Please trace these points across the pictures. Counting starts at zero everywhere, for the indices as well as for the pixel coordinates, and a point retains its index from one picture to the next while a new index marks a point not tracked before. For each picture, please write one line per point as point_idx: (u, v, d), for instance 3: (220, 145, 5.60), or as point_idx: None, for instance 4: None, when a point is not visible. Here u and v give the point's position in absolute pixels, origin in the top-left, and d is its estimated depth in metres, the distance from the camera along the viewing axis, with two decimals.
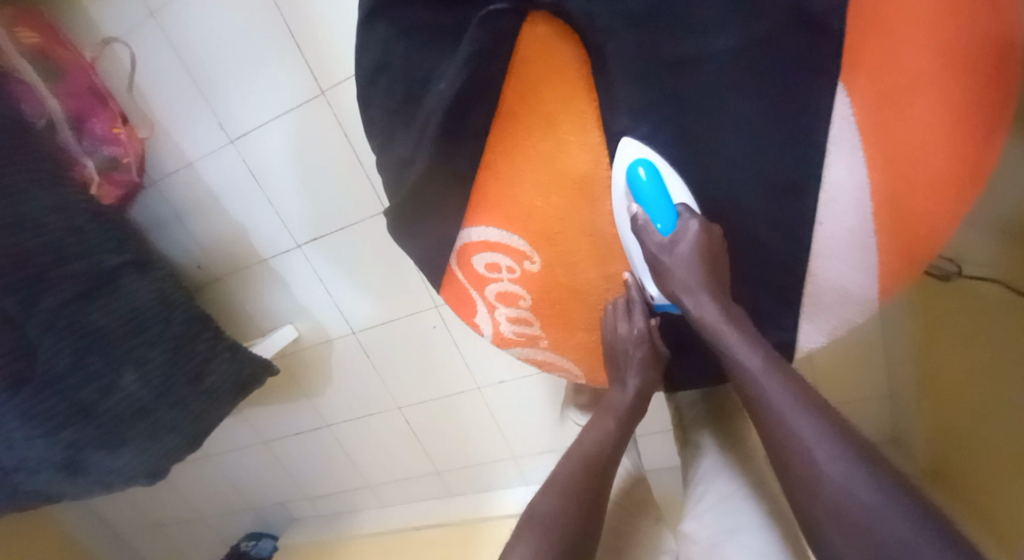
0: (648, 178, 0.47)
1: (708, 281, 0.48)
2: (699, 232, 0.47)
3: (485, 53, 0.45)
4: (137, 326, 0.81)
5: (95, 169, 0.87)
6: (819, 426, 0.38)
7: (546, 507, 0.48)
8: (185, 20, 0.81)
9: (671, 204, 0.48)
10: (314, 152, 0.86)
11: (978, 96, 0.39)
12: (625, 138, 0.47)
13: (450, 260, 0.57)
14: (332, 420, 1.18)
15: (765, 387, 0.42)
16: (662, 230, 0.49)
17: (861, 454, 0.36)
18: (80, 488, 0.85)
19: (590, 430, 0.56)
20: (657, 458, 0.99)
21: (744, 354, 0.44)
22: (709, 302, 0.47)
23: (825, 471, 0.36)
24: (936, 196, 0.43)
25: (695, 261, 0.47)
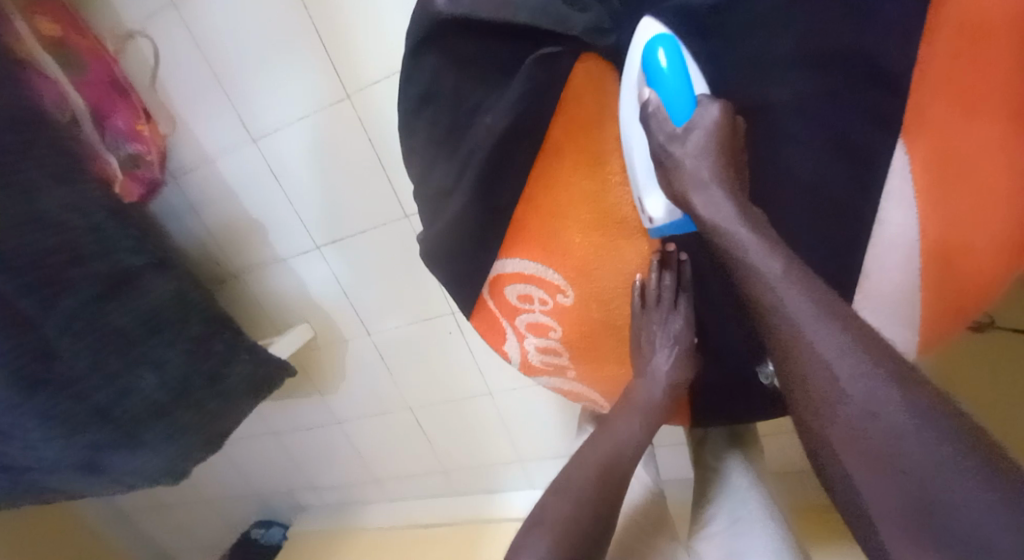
0: (670, 60, 0.41)
1: (724, 173, 0.40)
2: (719, 118, 0.40)
3: (538, 94, 0.44)
4: (154, 327, 0.81)
5: (117, 166, 0.86)
6: (846, 347, 0.34)
7: (559, 510, 0.50)
8: (209, 16, 0.79)
9: (692, 92, 0.42)
10: (337, 154, 0.85)
11: None
12: (647, 18, 0.42)
13: (481, 289, 0.56)
14: (342, 416, 1.19)
15: (782, 294, 0.37)
16: (675, 120, 0.42)
17: (893, 372, 0.32)
18: (96, 486, 0.86)
19: (617, 428, 0.56)
20: (671, 469, 1.00)
21: (757, 250, 0.38)
22: (721, 197, 0.40)
23: (846, 390, 0.33)
24: (992, 261, 0.41)
25: (711, 145, 0.40)
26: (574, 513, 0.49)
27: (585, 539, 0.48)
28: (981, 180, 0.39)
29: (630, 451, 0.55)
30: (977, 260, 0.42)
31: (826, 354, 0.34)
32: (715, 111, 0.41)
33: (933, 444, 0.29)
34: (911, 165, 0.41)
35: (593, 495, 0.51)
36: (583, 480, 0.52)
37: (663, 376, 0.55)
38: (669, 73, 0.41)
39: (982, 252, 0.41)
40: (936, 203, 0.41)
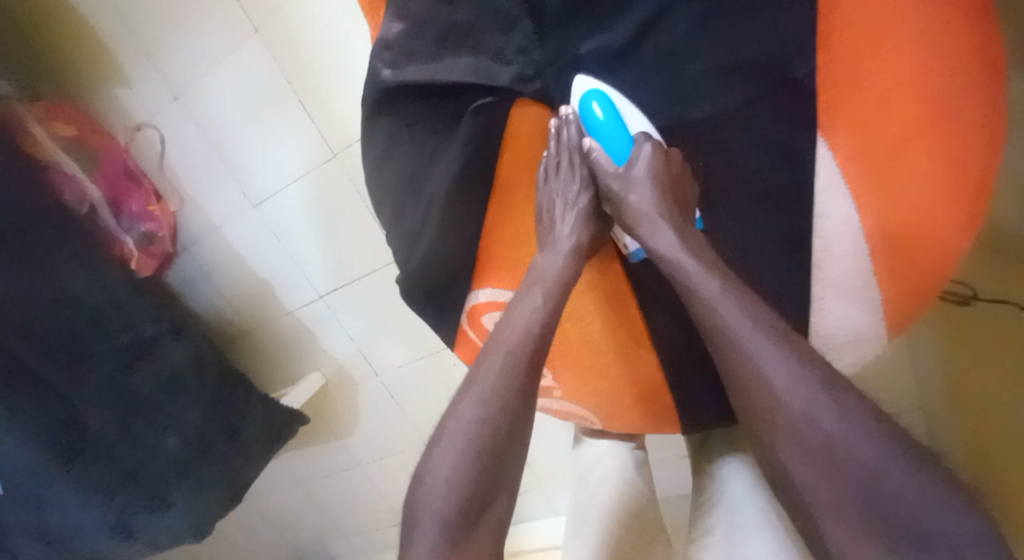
0: (603, 113, 0.46)
1: (665, 201, 0.44)
2: (653, 157, 0.44)
3: (480, 140, 0.48)
4: (175, 390, 0.86)
5: (133, 245, 0.92)
6: (782, 354, 0.36)
7: (468, 405, 0.44)
8: (204, 99, 0.87)
9: (628, 132, 0.47)
10: (331, 209, 0.90)
11: (972, 139, 0.40)
12: (577, 76, 0.47)
13: (461, 319, 0.59)
14: (363, 458, 1.22)
15: (719, 309, 0.38)
16: (616, 160, 0.48)
17: (826, 376, 0.35)
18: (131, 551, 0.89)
19: (518, 305, 0.47)
20: (669, 483, 0.98)
21: (693, 267, 0.41)
22: (664, 230, 0.43)
23: (784, 399, 0.35)
24: (943, 236, 0.43)
25: (650, 180, 0.44)
26: (476, 420, 0.43)
27: (492, 438, 0.43)
28: (917, 164, 0.41)
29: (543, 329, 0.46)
30: (933, 240, 0.43)
31: (764, 363, 0.36)
32: (647, 154, 0.45)
33: (874, 447, 0.32)
34: (836, 158, 0.44)
35: (499, 388, 0.44)
36: (487, 378, 0.45)
37: (565, 241, 0.49)
38: (603, 122, 0.47)
39: (938, 231, 0.43)
40: (875, 198, 0.43)
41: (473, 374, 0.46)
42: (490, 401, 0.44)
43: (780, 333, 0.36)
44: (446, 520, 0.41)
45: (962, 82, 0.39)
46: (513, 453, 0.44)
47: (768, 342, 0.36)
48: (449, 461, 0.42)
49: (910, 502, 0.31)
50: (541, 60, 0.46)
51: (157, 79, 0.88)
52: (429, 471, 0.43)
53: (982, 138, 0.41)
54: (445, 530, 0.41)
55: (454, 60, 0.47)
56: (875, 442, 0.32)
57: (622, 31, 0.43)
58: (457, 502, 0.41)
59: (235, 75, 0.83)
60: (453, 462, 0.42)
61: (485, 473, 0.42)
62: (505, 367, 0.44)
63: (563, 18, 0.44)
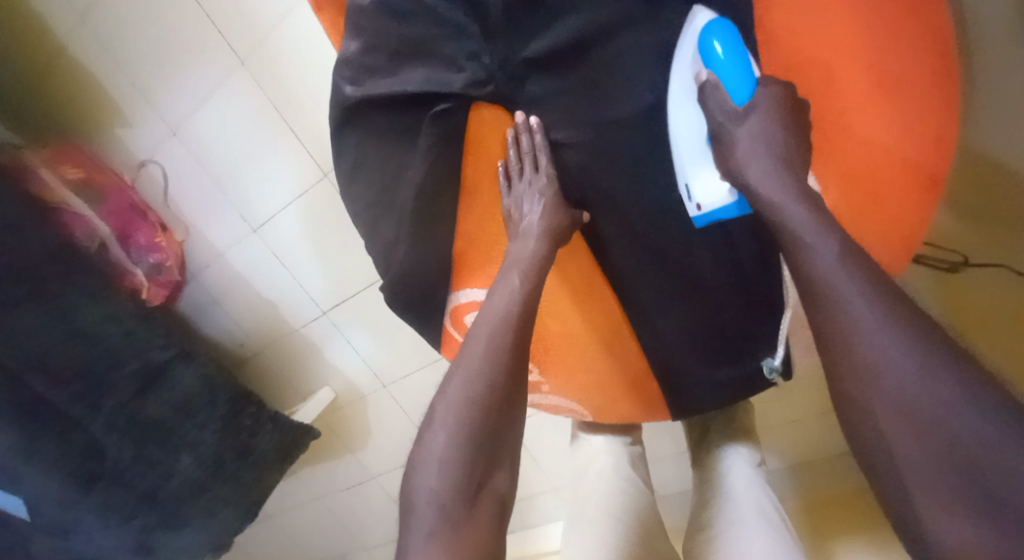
0: (725, 50, 0.42)
1: (785, 153, 0.41)
2: (780, 99, 0.42)
3: (442, 145, 0.51)
4: (187, 412, 0.90)
5: (142, 276, 0.96)
6: (860, 281, 0.32)
7: (456, 383, 0.45)
8: (200, 133, 0.91)
9: (751, 72, 0.43)
10: (326, 228, 0.94)
11: (926, 104, 0.41)
12: (699, 6, 0.44)
13: (444, 321, 0.61)
14: (376, 471, 1.24)
15: (815, 247, 0.35)
16: (735, 100, 0.43)
17: (900, 306, 0.31)
18: None
19: (496, 292, 0.49)
20: (672, 479, 0.98)
21: (780, 195, 0.39)
22: (772, 170, 0.40)
23: (856, 320, 0.31)
24: (907, 200, 0.44)
25: (768, 127, 0.41)
26: (467, 398, 0.44)
27: (483, 415, 0.43)
28: (865, 136, 0.43)
29: (521, 309, 0.48)
30: (895, 209, 0.44)
31: (847, 304, 0.32)
32: (774, 92, 0.42)
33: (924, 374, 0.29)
34: None
35: (486, 363, 0.45)
36: (472, 359, 0.46)
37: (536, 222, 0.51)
38: (724, 59, 0.43)
39: (897, 200, 0.44)
40: (832, 173, 0.45)
41: (459, 360, 0.47)
42: (477, 380, 0.45)
43: (866, 267, 0.33)
44: (440, 498, 0.41)
45: (901, 52, 0.40)
46: (504, 432, 0.45)
47: (855, 276, 0.32)
48: (440, 439, 0.43)
49: (1000, 460, 0.26)
50: (494, 62, 0.47)
51: (158, 120, 0.92)
52: (423, 453, 0.44)
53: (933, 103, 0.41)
54: (438, 510, 0.41)
55: (411, 73, 0.49)
56: (953, 393, 0.28)
57: (563, 30, 0.44)
58: (452, 481, 0.41)
59: (228, 109, 0.87)
60: (443, 439, 0.43)
61: (477, 449, 0.43)
62: (489, 346, 0.46)
63: (507, 23, 0.45)
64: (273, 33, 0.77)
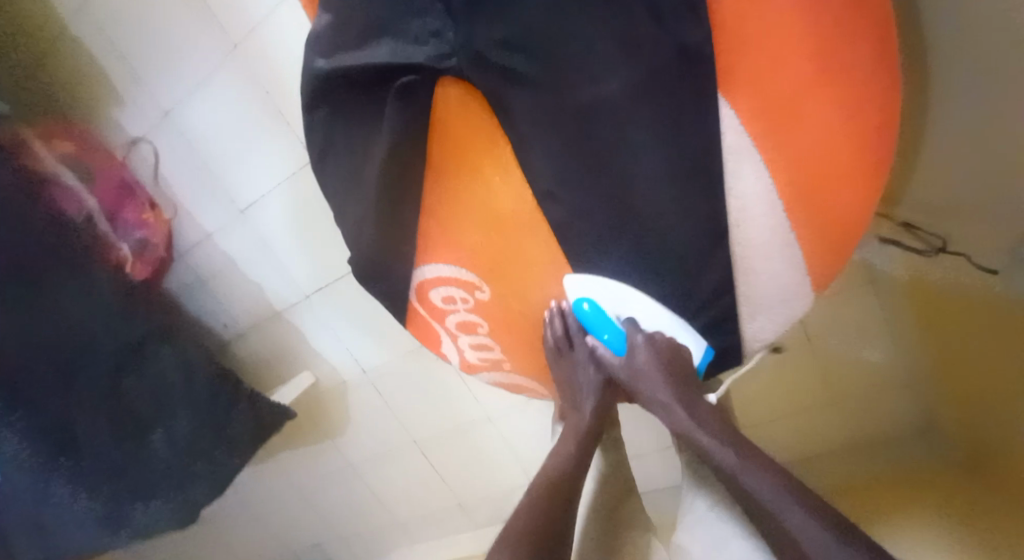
0: (591, 309, 0.59)
1: (673, 380, 0.56)
2: (648, 342, 0.58)
3: (405, 117, 0.53)
4: (161, 392, 0.91)
5: (128, 251, 0.96)
6: (792, 504, 0.44)
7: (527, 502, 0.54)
8: (191, 117, 0.93)
9: (615, 326, 0.61)
10: (311, 215, 0.96)
11: (866, 85, 0.43)
12: (566, 277, 0.58)
13: (410, 297, 0.63)
14: (355, 458, 1.26)
15: (743, 478, 0.48)
16: (616, 350, 0.62)
17: (820, 512, 0.42)
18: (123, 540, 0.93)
19: (554, 451, 0.62)
20: (654, 476, 1.00)
21: (723, 452, 0.51)
22: (679, 412, 0.56)
23: (788, 524, 0.43)
24: (854, 179, 0.46)
25: (655, 361, 0.57)
26: (532, 505, 0.54)
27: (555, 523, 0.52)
28: (813, 123, 0.43)
29: (575, 467, 0.59)
30: (833, 197, 0.46)
31: (783, 514, 0.43)
32: (642, 340, 0.58)
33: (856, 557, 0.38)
34: (743, 116, 0.45)
35: (549, 486, 0.56)
36: (540, 483, 0.57)
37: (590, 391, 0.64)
38: (593, 314, 0.59)
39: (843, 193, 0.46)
40: (777, 154, 0.46)
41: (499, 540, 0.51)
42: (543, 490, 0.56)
43: (770, 478, 0.46)
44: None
45: (840, 31, 0.41)
46: (561, 524, 0.52)
47: (779, 492, 0.45)
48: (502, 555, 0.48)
49: None
50: (457, 39, 0.49)
51: (153, 102, 0.94)
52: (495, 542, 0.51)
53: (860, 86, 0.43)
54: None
55: (377, 47, 0.52)
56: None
57: (523, 9, 0.46)
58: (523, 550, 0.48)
59: (220, 93, 0.89)
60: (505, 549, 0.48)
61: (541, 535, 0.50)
62: (537, 492, 0.55)
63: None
64: (265, 18, 0.80)
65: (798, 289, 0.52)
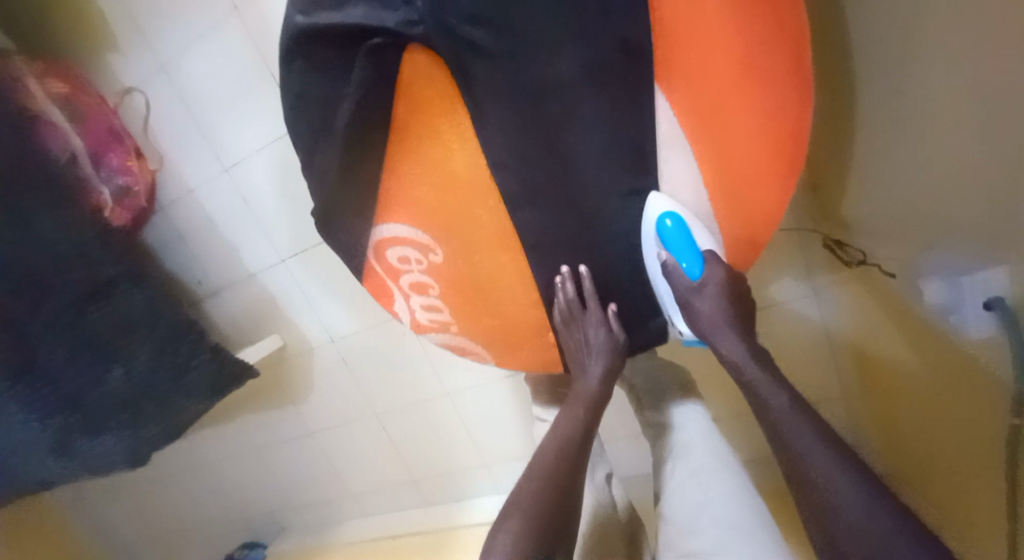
0: (674, 227, 0.54)
1: (734, 322, 0.55)
2: (726, 277, 0.55)
3: (373, 80, 0.56)
4: (127, 328, 0.93)
5: (108, 195, 1.00)
6: (832, 457, 0.44)
7: (525, 492, 0.52)
8: (184, 72, 0.96)
9: (696, 248, 0.55)
10: (290, 179, 0.99)
11: (785, 96, 0.49)
12: (653, 192, 0.56)
13: (366, 254, 0.66)
14: (317, 426, 1.28)
15: (786, 426, 0.48)
16: (690, 274, 0.56)
17: (857, 469, 0.43)
18: (64, 474, 0.96)
19: (557, 420, 0.60)
20: (629, 465, 1.06)
21: (768, 391, 0.50)
22: (735, 341, 0.54)
23: (831, 479, 0.43)
24: (768, 180, 0.52)
25: (722, 299, 0.54)
26: (536, 490, 0.52)
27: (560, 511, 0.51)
28: (730, 120, 0.50)
29: (577, 443, 0.57)
30: (750, 191, 0.53)
31: (808, 456, 0.45)
32: (723, 272, 0.55)
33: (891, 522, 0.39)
34: (675, 105, 0.53)
35: (556, 467, 0.54)
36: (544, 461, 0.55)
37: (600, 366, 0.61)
38: (674, 233, 0.55)
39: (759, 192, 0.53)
40: (703, 144, 0.53)
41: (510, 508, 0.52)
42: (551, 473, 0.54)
43: (817, 428, 0.46)
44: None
45: (761, 46, 0.47)
46: (569, 519, 0.51)
47: (817, 444, 0.45)
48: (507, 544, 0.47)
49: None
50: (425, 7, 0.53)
51: (149, 54, 0.98)
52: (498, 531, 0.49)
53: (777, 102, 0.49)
54: None
55: (352, 9, 0.54)
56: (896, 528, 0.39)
57: None
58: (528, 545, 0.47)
59: (213, 51, 0.92)
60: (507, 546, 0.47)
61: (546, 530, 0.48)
62: (542, 471, 0.54)
63: None
64: None
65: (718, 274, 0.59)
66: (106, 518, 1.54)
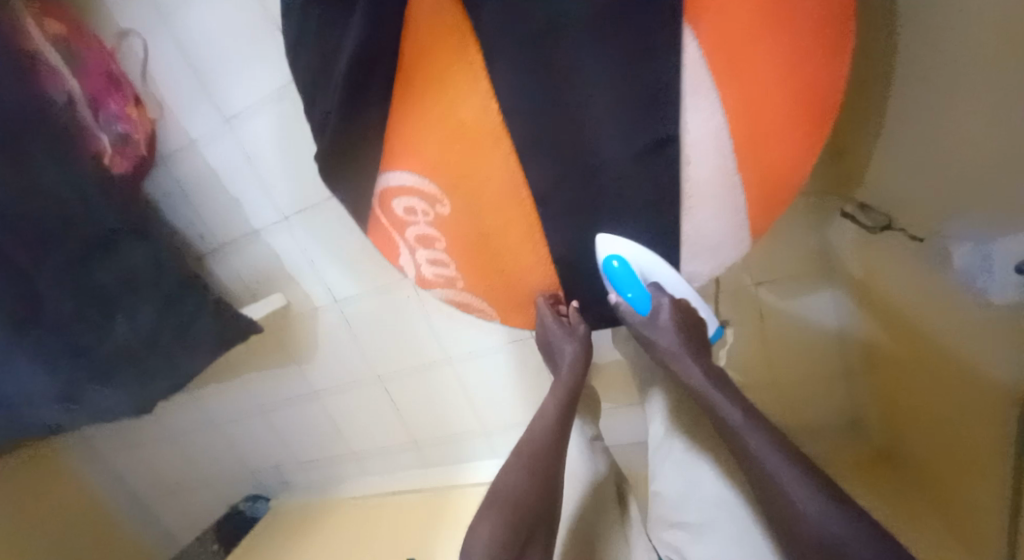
0: (621, 267, 0.59)
1: (688, 347, 0.58)
2: (672, 307, 0.59)
3: (379, 12, 0.52)
4: (131, 281, 0.93)
5: (108, 143, 0.97)
6: (787, 464, 0.46)
7: (506, 484, 0.56)
8: (185, 15, 0.92)
9: (642, 285, 0.60)
10: (294, 133, 0.96)
11: (819, 38, 0.47)
12: (600, 234, 0.59)
13: (372, 204, 0.64)
14: (319, 386, 1.28)
15: (744, 436, 0.49)
16: (640, 309, 0.61)
17: (812, 472, 0.45)
18: (79, 417, 1.00)
19: (534, 422, 0.64)
20: (622, 434, 1.05)
21: (723, 405, 0.52)
22: (693, 367, 0.57)
23: (787, 489, 0.44)
24: (798, 131, 0.50)
25: (674, 328, 0.59)
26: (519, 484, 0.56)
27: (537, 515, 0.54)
28: (764, 63, 0.48)
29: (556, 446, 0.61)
30: (780, 143, 0.50)
31: (762, 460, 0.47)
32: (667, 304, 0.60)
33: (840, 524, 0.41)
34: (704, 47, 0.49)
35: (536, 475, 0.57)
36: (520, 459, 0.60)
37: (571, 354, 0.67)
38: (620, 273, 0.59)
39: (789, 145, 0.50)
40: (733, 90, 0.49)
41: (498, 497, 0.56)
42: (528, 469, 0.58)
43: (771, 437, 0.48)
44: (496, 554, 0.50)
45: None
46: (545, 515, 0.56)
47: (772, 449, 0.47)
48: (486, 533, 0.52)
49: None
50: None
51: None
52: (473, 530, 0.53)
53: (807, 50, 0.47)
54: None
55: None
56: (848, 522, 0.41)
57: None
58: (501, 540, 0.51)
59: None
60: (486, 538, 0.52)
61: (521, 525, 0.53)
62: (518, 475, 0.57)
63: None
64: None
65: (738, 235, 0.56)
66: (113, 469, 1.56)
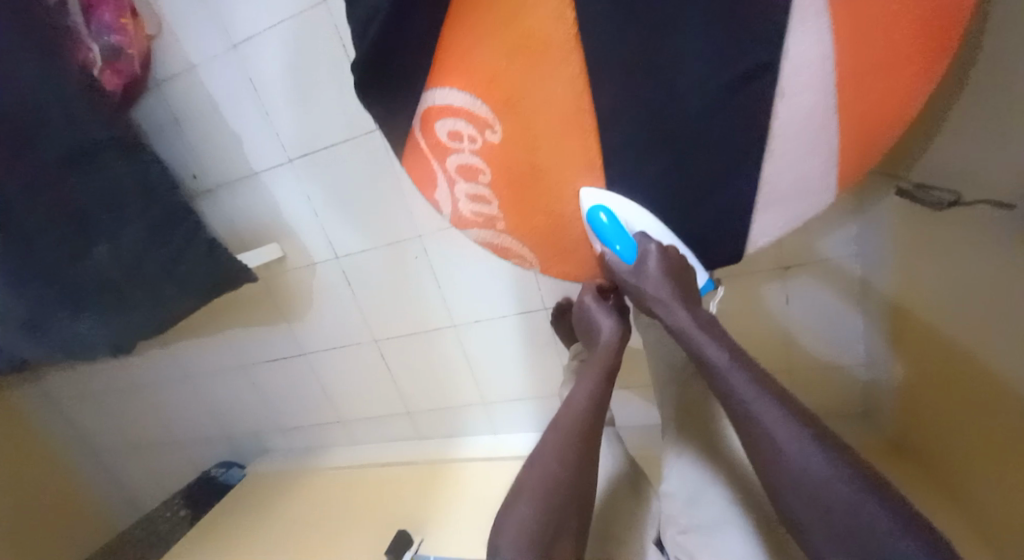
0: (608, 220, 0.55)
1: (679, 293, 0.50)
2: (660, 251, 0.52)
3: None
4: (113, 201, 0.86)
5: (99, 54, 0.88)
6: (777, 412, 0.40)
7: (542, 458, 0.47)
8: None
9: (627, 235, 0.54)
10: (310, 64, 0.88)
11: None
12: (584, 189, 0.57)
13: (412, 125, 0.57)
14: (310, 347, 1.20)
15: (728, 378, 0.43)
16: (625, 259, 0.54)
17: (809, 427, 0.39)
18: (47, 349, 0.95)
19: (572, 391, 0.53)
20: (630, 416, 1.01)
21: (713, 353, 0.44)
22: (681, 311, 0.49)
23: (780, 444, 0.39)
24: (910, 69, 0.44)
25: (662, 276, 0.51)
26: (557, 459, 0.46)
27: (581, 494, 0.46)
28: None
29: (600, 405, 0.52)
30: (884, 84, 0.45)
31: (753, 409, 0.41)
32: (653, 250, 0.52)
33: (846, 488, 0.36)
34: None
35: (576, 442, 0.48)
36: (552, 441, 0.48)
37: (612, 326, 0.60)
38: (607, 224, 0.55)
39: (892, 86, 0.45)
40: (845, 21, 0.43)
41: (524, 479, 0.46)
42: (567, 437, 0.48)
43: (755, 381, 0.42)
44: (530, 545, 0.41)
45: None
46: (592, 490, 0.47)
47: (759, 393, 0.41)
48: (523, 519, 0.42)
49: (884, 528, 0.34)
50: None
51: None
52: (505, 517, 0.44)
53: None
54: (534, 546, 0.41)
55: None
56: (839, 481, 0.36)
57: None
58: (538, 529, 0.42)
59: None
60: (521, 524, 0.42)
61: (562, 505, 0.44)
62: (556, 452, 0.47)
63: None
64: None
65: (822, 181, 0.52)
66: (78, 424, 1.46)
